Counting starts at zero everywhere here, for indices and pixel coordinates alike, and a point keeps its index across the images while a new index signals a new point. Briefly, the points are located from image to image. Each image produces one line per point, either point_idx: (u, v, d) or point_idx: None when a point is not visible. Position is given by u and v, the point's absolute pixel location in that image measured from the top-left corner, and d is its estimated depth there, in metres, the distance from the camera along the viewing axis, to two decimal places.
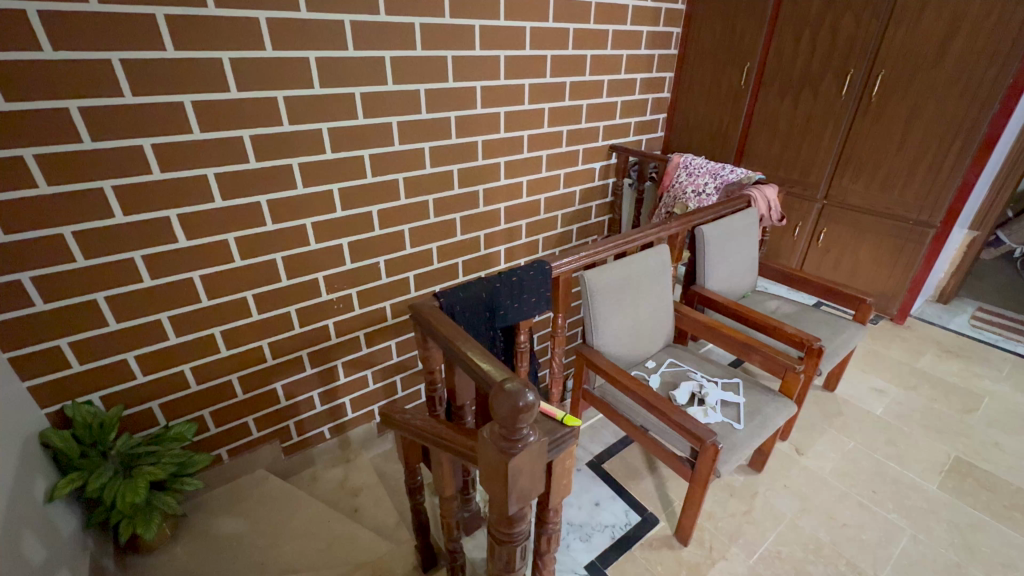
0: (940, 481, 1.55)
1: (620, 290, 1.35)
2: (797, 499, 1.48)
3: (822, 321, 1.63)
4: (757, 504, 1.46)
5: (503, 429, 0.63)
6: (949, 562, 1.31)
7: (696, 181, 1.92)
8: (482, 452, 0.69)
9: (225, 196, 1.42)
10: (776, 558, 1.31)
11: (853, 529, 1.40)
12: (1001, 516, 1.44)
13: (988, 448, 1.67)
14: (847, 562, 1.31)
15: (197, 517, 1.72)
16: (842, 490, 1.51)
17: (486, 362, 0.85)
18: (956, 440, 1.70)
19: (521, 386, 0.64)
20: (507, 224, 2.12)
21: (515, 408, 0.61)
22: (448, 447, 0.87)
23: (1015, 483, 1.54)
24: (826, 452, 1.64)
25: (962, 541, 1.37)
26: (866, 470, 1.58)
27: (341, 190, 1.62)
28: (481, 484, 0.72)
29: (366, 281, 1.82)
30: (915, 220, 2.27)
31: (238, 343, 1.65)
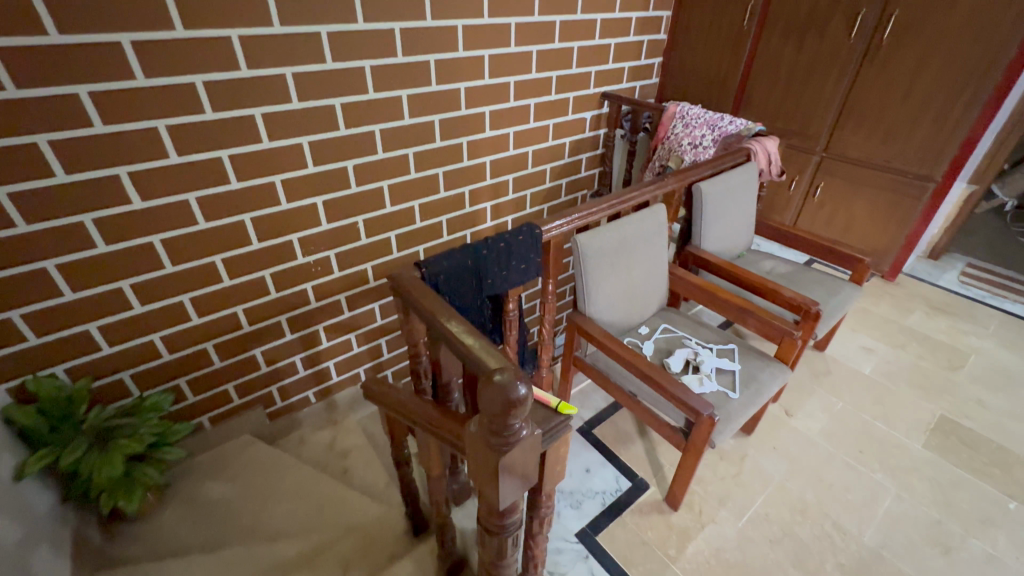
0: (924, 439, 1.58)
1: (614, 255, 1.28)
2: (785, 460, 1.50)
3: (818, 282, 1.59)
4: (746, 467, 1.48)
5: (494, 426, 0.58)
6: (930, 519, 1.36)
7: (693, 133, 1.81)
8: (472, 446, 0.64)
9: (181, 151, 1.28)
10: (763, 520, 1.34)
11: (839, 489, 1.43)
12: (981, 474, 1.48)
13: (971, 405, 1.70)
14: (833, 522, 1.34)
15: (182, 484, 1.68)
16: (829, 450, 1.53)
17: (472, 340, 0.79)
18: (942, 398, 1.73)
19: (512, 378, 0.57)
20: (493, 179, 1.99)
21: (506, 404, 0.56)
22: (434, 434, 0.82)
23: (996, 440, 1.58)
24: (815, 413, 1.66)
25: (943, 498, 1.41)
26: (853, 431, 1.60)
27: (312, 144, 1.47)
28: (471, 475, 0.68)
29: (346, 242, 1.72)
30: (915, 174, 2.21)
31: (210, 309, 1.56)
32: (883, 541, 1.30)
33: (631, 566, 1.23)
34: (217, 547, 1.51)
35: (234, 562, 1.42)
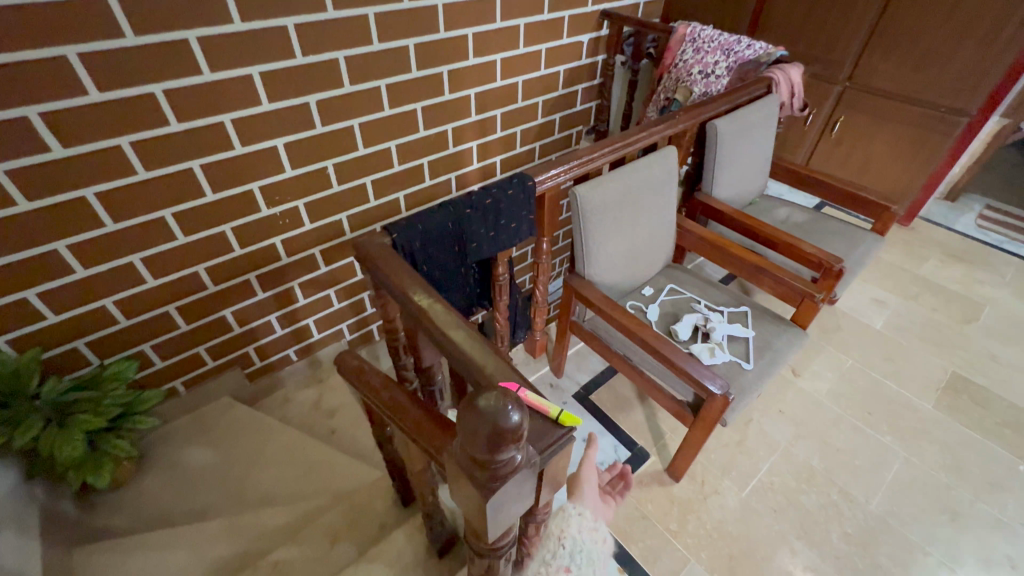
0: (935, 399, 1.55)
1: (619, 208, 1.13)
2: (791, 425, 1.48)
3: (838, 233, 1.46)
4: (751, 433, 1.46)
5: (480, 460, 0.47)
6: (940, 483, 1.35)
7: (705, 59, 1.56)
8: (454, 469, 0.54)
9: (102, 86, 1.04)
10: (767, 489, 1.34)
11: (846, 454, 1.42)
12: (991, 434, 1.47)
13: (985, 360, 1.67)
14: (839, 490, 1.34)
15: (161, 450, 1.61)
16: (837, 413, 1.51)
17: (458, 333, 0.70)
18: (954, 354, 1.68)
19: (500, 403, 0.45)
20: (479, 115, 1.70)
21: (494, 438, 0.44)
22: (412, 440, 0.73)
23: (1007, 398, 1.56)
24: (823, 372, 1.63)
25: (953, 461, 1.40)
26: (861, 391, 1.57)
27: (264, 75, 1.21)
28: (458, 494, 0.59)
29: (316, 191, 1.49)
30: (947, 107, 2.02)
31: (166, 270, 1.38)
32: (890, 508, 1.30)
33: (630, 541, 1.23)
34: (205, 515, 1.47)
35: (217, 536, 1.36)
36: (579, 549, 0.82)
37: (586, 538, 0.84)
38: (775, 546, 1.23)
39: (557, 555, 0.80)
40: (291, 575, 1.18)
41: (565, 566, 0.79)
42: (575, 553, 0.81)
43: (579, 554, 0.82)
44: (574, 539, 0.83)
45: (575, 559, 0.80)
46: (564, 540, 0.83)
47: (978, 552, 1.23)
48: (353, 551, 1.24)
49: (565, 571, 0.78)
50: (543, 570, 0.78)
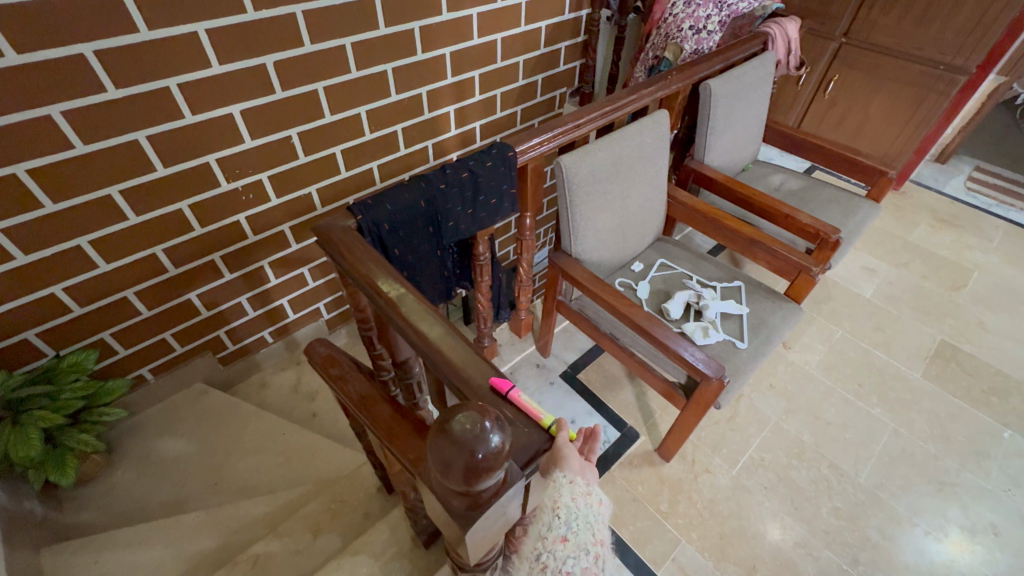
0: (924, 368, 1.55)
1: (607, 182, 1.06)
2: (782, 399, 1.47)
3: (834, 201, 1.41)
4: (741, 409, 1.45)
5: (458, 489, 0.45)
6: (926, 453, 1.36)
7: (696, 13, 1.44)
8: (432, 496, 0.52)
9: (20, 47, 0.90)
10: (759, 466, 1.33)
11: (836, 427, 1.41)
12: (978, 402, 1.48)
13: (973, 328, 1.67)
14: (829, 463, 1.34)
15: (133, 442, 1.54)
16: (827, 385, 1.51)
17: (434, 329, 0.64)
18: (943, 322, 1.68)
19: (477, 427, 0.43)
20: (456, 77, 1.57)
21: (471, 464, 0.41)
22: (383, 443, 0.67)
23: (994, 364, 1.57)
24: (814, 344, 1.61)
25: (940, 431, 1.41)
26: (852, 361, 1.56)
27: (212, 33, 1.07)
28: (438, 513, 0.57)
29: (280, 163, 1.37)
30: (947, 65, 1.94)
31: (121, 253, 1.27)
32: (879, 481, 1.31)
33: (621, 525, 1.22)
34: (182, 508, 1.42)
35: (195, 531, 1.32)
36: (578, 516, 0.57)
37: (584, 502, 0.57)
38: (766, 523, 1.23)
39: (552, 527, 0.56)
40: (273, 570, 1.15)
41: (563, 537, 0.56)
42: (574, 520, 0.57)
43: (578, 521, 0.57)
44: (571, 507, 0.56)
45: (574, 527, 0.57)
46: (558, 510, 0.56)
47: (964, 521, 1.25)
48: (339, 544, 1.21)
49: (563, 544, 0.56)
50: (538, 543, 0.57)
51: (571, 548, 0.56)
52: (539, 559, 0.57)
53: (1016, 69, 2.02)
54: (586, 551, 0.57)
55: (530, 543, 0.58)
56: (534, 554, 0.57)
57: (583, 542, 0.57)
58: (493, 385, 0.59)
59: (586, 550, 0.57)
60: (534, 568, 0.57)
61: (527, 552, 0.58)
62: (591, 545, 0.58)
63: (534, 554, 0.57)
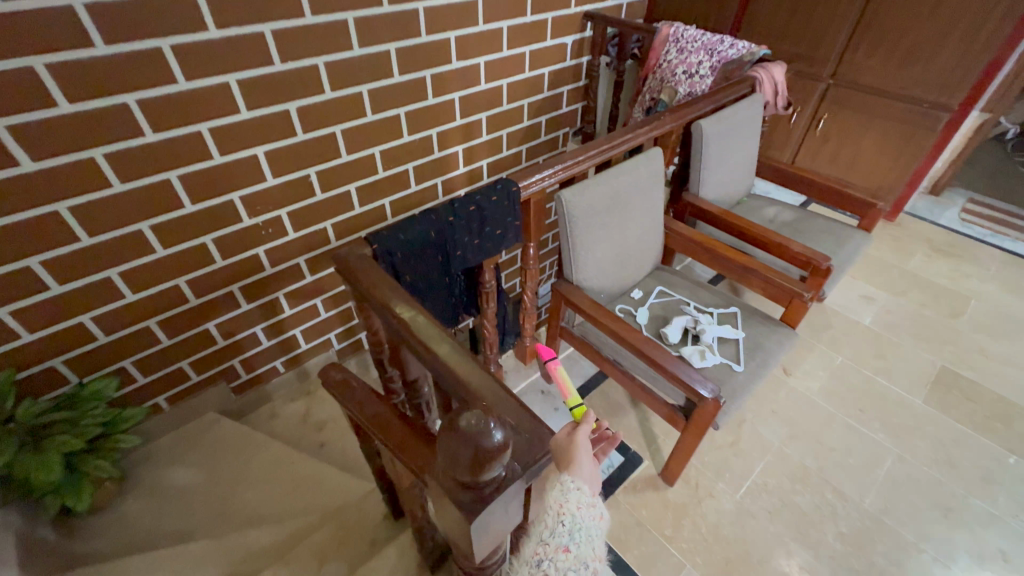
0: (926, 394, 1.56)
1: (607, 214, 1.12)
2: (785, 425, 1.48)
3: (825, 230, 1.47)
4: (744, 435, 1.45)
5: (465, 482, 0.49)
6: (931, 479, 1.36)
7: (688, 59, 1.58)
8: (439, 496, 0.55)
9: (73, 98, 1.00)
10: (762, 491, 1.33)
11: (840, 452, 1.41)
12: (983, 428, 1.47)
13: (974, 355, 1.68)
14: (833, 489, 1.33)
15: (145, 471, 1.56)
16: (830, 411, 1.51)
17: (443, 345, 0.69)
18: (944, 349, 1.69)
19: (481, 421, 0.47)
20: (464, 119, 1.69)
21: (476, 454, 0.45)
22: (394, 455, 0.72)
23: (997, 391, 1.57)
24: (815, 370, 1.63)
25: (945, 456, 1.41)
26: (854, 388, 1.57)
27: (242, 83, 1.18)
28: (444, 513, 0.60)
29: (299, 200, 1.46)
30: (931, 103, 2.04)
31: (146, 285, 1.34)
32: (885, 507, 1.30)
33: (625, 549, 1.22)
34: (190, 538, 1.42)
35: (204, 558, 1.32)
36: (581, 527, 0.61)
37: (587, 514, 0.61)
38: (772, 550, 1.22)
39: (556, 533, 0.60)
40: None
41: (565, 547, 0.59)
42: (577, 532, 0.60)
43: (581, 533, 0.61)
44: (575, 516, 0.60)
45: (577, 539, 0.60)
46: (563, 517, 0.60)
47: (973, 548, 1.23)
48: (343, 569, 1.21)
49: (564, 553, 0.59)
50: (539, 550, 0.60)
51: (571, 560, 0.59)
52: (540, 566, 0.59)
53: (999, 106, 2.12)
54: (584, 565, 0.60)
55: (531, 550, 0.61)
56: (535, 561, 0.59)
57: (583, 555, 0.60)
58: (497, 397, 0.63)
59: (584, 564, 0.60)
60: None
61: (527, 560, 0.61)
62: (589, 559, 0.61)
63: (535, 561, 0.59)
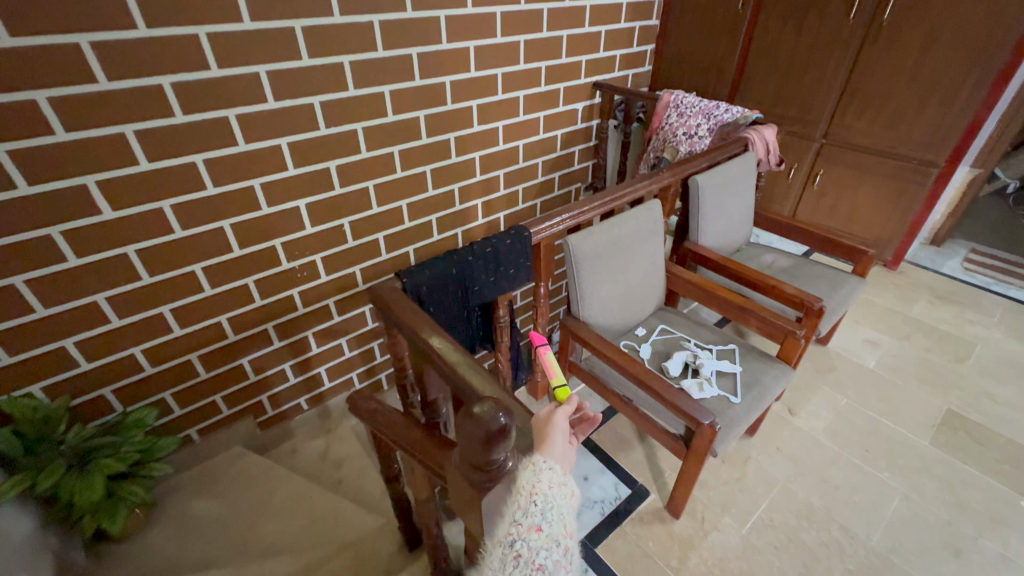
0: (932, 436, 1.57)
1: (609, 255, 1.23)
2: (791, 463, 1.50)
3: (820, 275, 1.56)
4: (750, 471, 1.48)
5: (479, 464, 0.61)
6: (941, 520, 1.35)
7: (688, 122, 1.75)
8: (458, 482, 0.67)
9: (152, 156, 1.19)
10: (768, 526, 1.34)
11: (846, 491, 1.42)
12: (993, 470, 1.47)
13: (981, 398, 1.69)
14: (840, 527, 1.34)
15: (173, 501, 1.61)
16: (833, 450, 1.53)
17: (457, 357, 0.78)
18: (951, 392, 1.71)
19: (492, 409, 0.60)
20: (483, 175, 1.93)
21: (489, 434, 0.58)
22: (415, 458, 0.82)
23: (1004, 433, 1.58)
24: (820, 411, 1.66)
25: (954, 497, 1.40)
26: (860, 428, 1.60)
27: (291, 145, 1.39)
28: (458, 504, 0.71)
29: (332, 246, 1.63)
30: (919, 159, 2.20)
31: (193, 320, 1.48)
32: (893, 545, 1.30)
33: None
34: (211, 567, 1.43)
35: None
36: (552, 506, 0.63)
37: (559, 493, 0.64)
38: None
39: (529, 514, 0.61)
40: None
41: (537, 526, 0.61)
42: (549, 511, 0.62)
43: (552, 512, 0.63)
44: (547, 495, 0.62)
45: (549, 518, 0.62)
46: (536, 496, 0.62)
47: None
48: None
49: (537, 533, 0.61)
50: (512, 531, 0.61)
51: (544, 539, 0.61)
52: (513, 546, 0.61)
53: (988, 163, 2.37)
54: (556, 543, 0.62)
55: (504, 531, 0.62)
56: (508, 542, 0.61)
57: (555, 534, 0.62)
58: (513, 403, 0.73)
59: (557, 542, 0.62)
60: (507, 556, 0.61)
61: (500, 540, 0.62)
62: (561, 537, 0.63)
63: (508, 541, 0.61)
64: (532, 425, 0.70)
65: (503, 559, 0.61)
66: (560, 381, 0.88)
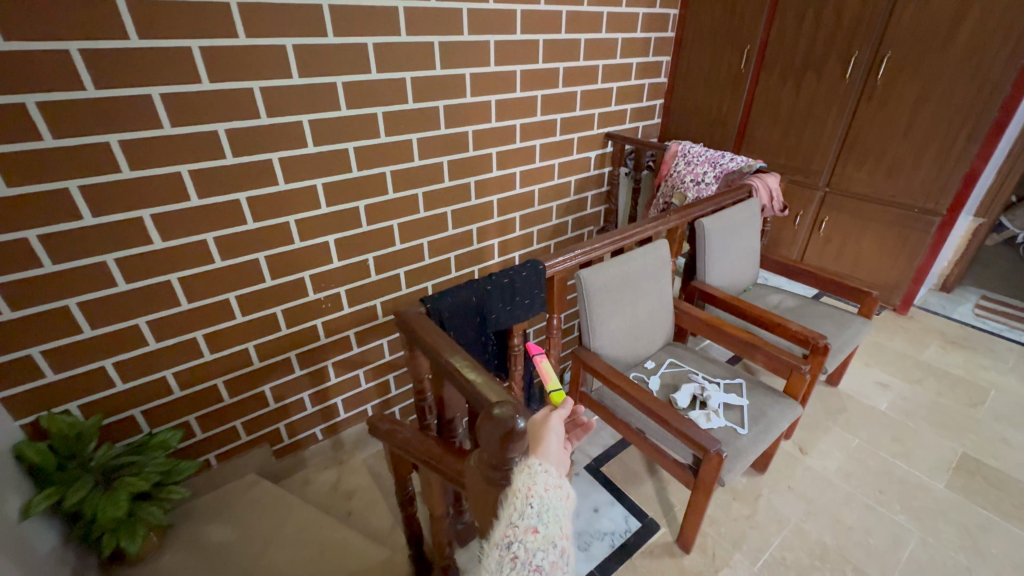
0: (947, 479, 1.62)
1: (618, 290, 1.33)
2: (802, 502, 1.54)
3: (826, 316, 1.65)
4: (761, 508, 1.52)
5: (497, 463, 0.69)
6: (959, 564, 1.37)
7: (695, 170, 1.87)
8: (478, 484, 0.74)
9: (202, 193, 1.32)
10: (780, 564, 1.36)
11: (859, 532, 1.45)
12: (1011, 516, 1.50)
13: (996, 443, 1.76)
14: (854, 567, 1.36)
15: (186, 525, 1.57)
16: (847, 491, 1.58)
17: (474, 373, 0.85)
18: (964, 437, 1.78)
19: (510, 412, 0.68)
20: (501, 217, 2.05)
21: (507, 433, 0.66)
22: (434, 469, 0.90)
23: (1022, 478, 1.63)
24: (830, 452, 1.72)
25: (972, 542, 1.43)
26: (871, 469, 1.65)
27: (326, 185, 1.52)
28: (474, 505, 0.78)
29: (357, 279, 1.74)
30: (920, 208, 2.27)
31: (223, 345, 1.55)
32: None
33: None
34: None
35: None
36: (548, 509, 0.67)
37: (553, 495, 0.68)
38: None
39: (525, 517, 0.66)
40: None
41: (533, 529, 0.66)
42: (545, 514, 0.67)
43: (548, 514, 0.67)
44: (542, 498, 0.67)
45: (544, 520, 0.67)
46: (531, 499, 0.67)
47: None
48: None
49: (533, 535, 0.66)
50: (509, 534, 0.66)
51: (539, 540, 0.66)
52: (510, 548, 0.66)
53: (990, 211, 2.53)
54: (552, 543, 0.67)
55: (501, 533, 0.67)
56: (506, 543, 0.66)
57: (550, 535, 0.67)
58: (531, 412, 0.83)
59: (552, 543, 0.67)
60: (505, 557, 0.66)
61: (498, 542, 0.68)
62: (557, 538, 0.68)
63: (505, 543, 0.66)
64: (527, 427, 0.74)
65: (501, 560, 0.66)
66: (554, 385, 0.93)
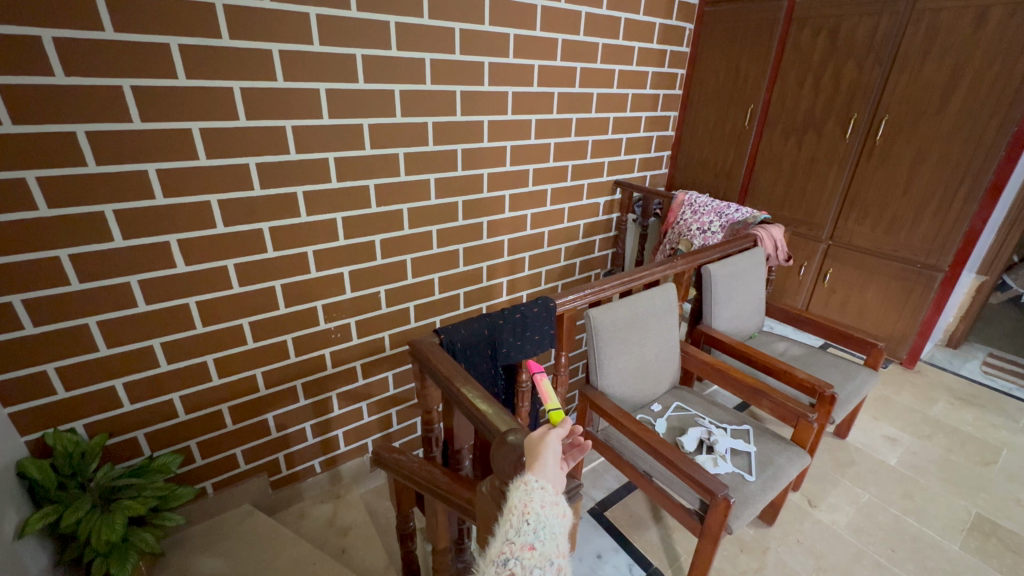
0: (963, 540, 1.57)
1: (626, 329, 1.37)
2: (812, 557, 1.50)
3: (832, 366, 1.66)
4: (769, 561, 1.48)
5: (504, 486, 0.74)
6: None
7: (702, 219, 1.94)
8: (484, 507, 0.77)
9: (227, 222, 1.38)
10: None
11: None
12: None
13: (1009, 504, 1.71)
14: None
15: (178, 555, 1.51)
16: (858, 547, 1.53)
17: (486, 405, 0.86)
18: (977, 496, 1.74)
19: (520, 439, 0.74)
20: (510, 256, 2.11)
21: (517, 460, 0.72)
22: (441, 497, 0.90)
23: None
24: (839, 506, 1.68)
25: None
26: (883, 526, 1.61)
27: (344, 219, 1.58)
28: (480, 532, 0.80)
29: (367, 311, 1.77)
30: (923, 263, 2.31)
31: (232, 370, 1.56)
32: None
33: None
34: None
35: None
36: (545, 525, 0.68)
37: (550, 512, 0.69)
38: None
39: (522, 534, 0.67)
40: None
41: (530, 545, 0.67)
42: (541, 530, 0.68)
43: (545, 531, 0.68)
44: (539, 515, 0.68)
45: (541, 536, 0.68)
46: (528, 516, 0.68)
47: None
48: None
49: (530, 551, 0.67)
50: (507, 549, 0.67)
51: (536, 557, 0.67)
52: (507, 564, 0.66)
53: (992, 271, 2.57)
54: (548, 562, 0.67)
55: (498, 550, 0.68)
56: (502, 560, 0.67)
57: (547, 553, 0.68)
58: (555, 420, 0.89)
59: (550, 561, 0.67)
60: (501, 573, 0.66)
61: (493, 559, 0.68)
62: (553, 557, 0.68)
63: (502, 560, 0.67)
64: (525, 444, 0.74)
65: None
66: (554, 405, 0.91)
